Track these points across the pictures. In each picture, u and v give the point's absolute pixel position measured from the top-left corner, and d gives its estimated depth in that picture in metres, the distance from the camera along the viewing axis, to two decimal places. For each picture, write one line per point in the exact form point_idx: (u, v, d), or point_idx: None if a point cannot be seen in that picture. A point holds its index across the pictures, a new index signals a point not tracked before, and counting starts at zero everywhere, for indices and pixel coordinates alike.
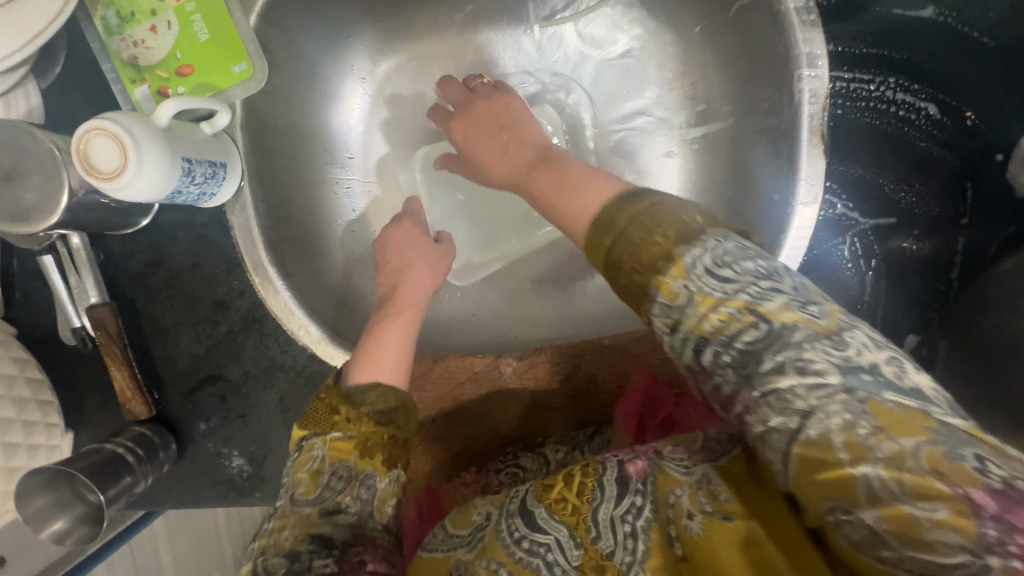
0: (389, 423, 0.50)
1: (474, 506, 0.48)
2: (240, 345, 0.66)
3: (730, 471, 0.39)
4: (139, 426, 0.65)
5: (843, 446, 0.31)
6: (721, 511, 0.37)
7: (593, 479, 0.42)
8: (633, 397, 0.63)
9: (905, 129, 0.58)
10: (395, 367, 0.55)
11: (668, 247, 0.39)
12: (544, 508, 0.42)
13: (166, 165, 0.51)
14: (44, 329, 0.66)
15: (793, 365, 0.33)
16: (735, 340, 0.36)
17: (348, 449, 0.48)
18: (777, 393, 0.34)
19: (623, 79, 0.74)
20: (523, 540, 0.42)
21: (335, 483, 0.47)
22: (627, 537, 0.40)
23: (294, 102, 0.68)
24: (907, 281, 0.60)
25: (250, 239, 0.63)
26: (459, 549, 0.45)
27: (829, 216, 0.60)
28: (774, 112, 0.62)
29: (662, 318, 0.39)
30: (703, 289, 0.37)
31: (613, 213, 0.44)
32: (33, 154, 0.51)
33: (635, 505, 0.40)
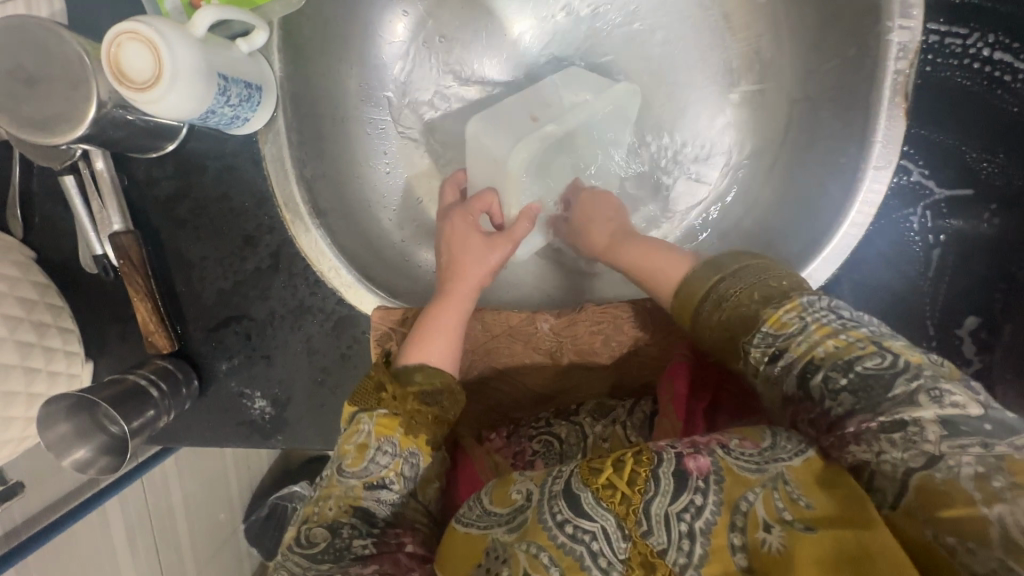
0: (435, 406, 0.53)
1: (511, 483, 0.46)
2: (267, 284, 0.63)
3: (804, 475, 0.40)
4: (162, 359, 0.63)
5: (974, 486, 0.34)
6: (800, 521, 0.37)
7: (647, 469, 0.41)
8: (678, 375, 0.57)
9: (995, 92, 0.53)
10: (448, 343, 0.57)
11: (782, 290, 0.48)
12: (592, 493, 0.40)
13: (203, 87, 0.48)
14: (63, 253, 0.64)
15: (924, 393, 0.38)
16: (856, 365, 0.41)
17: (392, 426, 0.51)
18: (906, 427, 0.37)
19: (683, 26, 0.69)
20: (566, 526, 0.39)
21: (381, 459, 0.50)
22: (683, 537, 0.38)
23: (339, 32, 0.64)
24: (975, 260, 0.57)
25: (282, 173, 0.61)
26: (496, 529, 0.43)
27: (900, 184, 0.57)
28: (851, 67, 0.57)
29: (766, 347, 0.45)
30: (819, 320, 0.44)
31: (715, 260, 0.54)
32: (59, 58, 0.47)
33: (693, 503, 0.39)
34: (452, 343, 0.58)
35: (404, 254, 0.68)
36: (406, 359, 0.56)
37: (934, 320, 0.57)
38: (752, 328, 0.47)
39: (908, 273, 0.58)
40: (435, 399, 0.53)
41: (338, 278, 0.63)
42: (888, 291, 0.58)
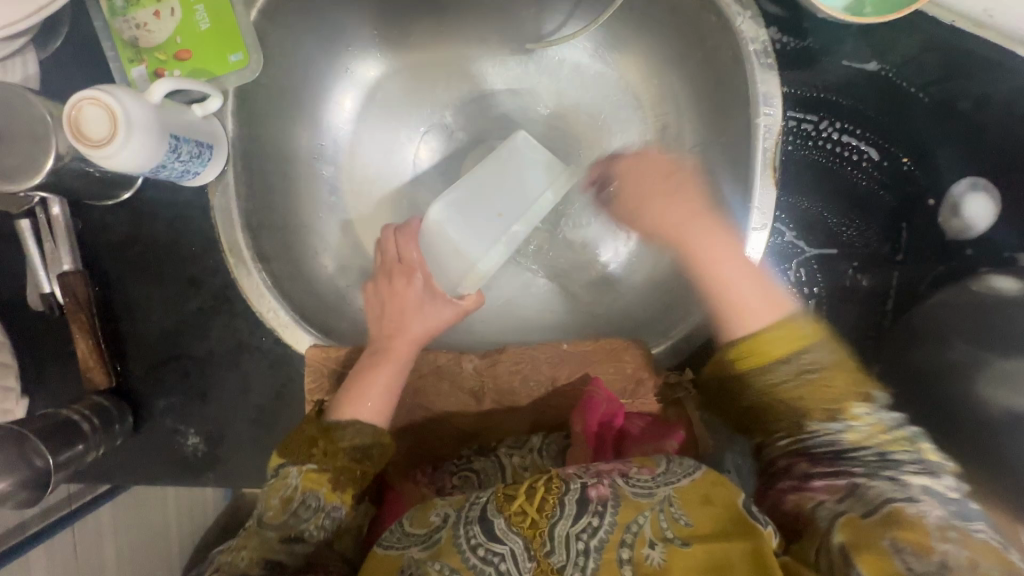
0: (364, 460, 0.58)
1: (432, 507, 0.51)
2: (209, 324, 0.67)
3: (688, 495, 0.47)
4: (98, 395, 0.66)
5: (936, 527, 0.44)
6: (680, 537, 0.45)
7: (555, 496, 0.47)
8: (592, 408, 0.63)
9: (846, 168, 0.63)
10: (381, 400, 0.61)
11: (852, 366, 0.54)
12: (503, 520, 0.47)
13: (158, 154, 0.54)
14: (8, 293, 0.67)
15: (924, 468, 0.48)
16: (892, 457, 0.49)
17: (319, 482, 0.55)
18: (860, 495, 0.48)
19: (600, 105, 0.79)
20: (479, 549, 0.46)
21: (304, 513, 0.54)
22: (579, 553, 0.45)
23: (292, 98, 0.71)
24: (844, 310, 0.64)
25: (229, 222, 0.65)
26: (413, 547, 0.48)
27: (777, 244, 0.65)
28: (735, 146, 0.67)
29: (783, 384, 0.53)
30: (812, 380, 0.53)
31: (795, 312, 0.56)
32: (25, 116, 0.52)
33: (591, 525, 0.46)
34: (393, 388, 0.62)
35: (345, 298, 0.73)
36: (339, 414, 0.60)
37: None
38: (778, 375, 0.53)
39: None
40: (367, 453, 0.58)
41: (273, 316, 0.66)
42: None
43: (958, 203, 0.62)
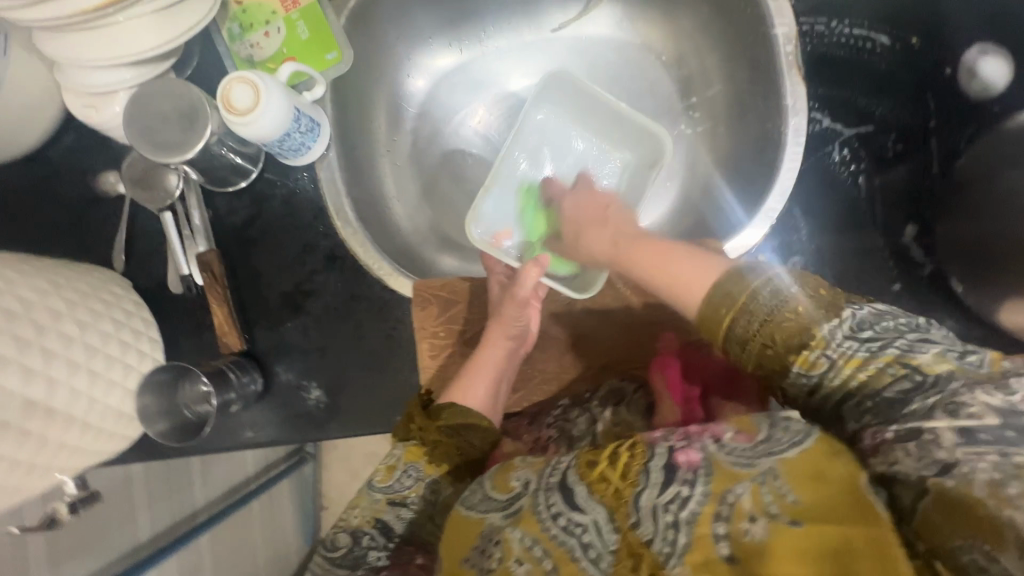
0: (457, 439, 0.65)
1: (512, 473, 0.56)
2: (323, 284, 0.76)
3: (799, 468, 0.41)
4: (234, 357, 0.74)
5: (988, 492, 0.35)
6: (788, 515, 0.40)
7: (639, 462, 0.47)
8: (668, 365, 0.69)
9: (865, 56, 0.71)
10: (483, 385, 0.68)
11: (828, 297, 0.47)
12: (585, 488, 0.48)
13: (281, 114, 0.65)
14: (151, 283, 0.77)
15: (944, 407, 0.39)
16: (884, 391, 0.42)
17: (417, 455, 0.69)
18: (920, 434, 0.39)
19: (628, 64, 0.90)
20: (560, 518, 0.48)
21: (405, 480, 0.69)
22: (669, 528, 0.43)
23: (374, 90, 0.85)
24: (893, 179, 0.71)
25: (336, 191, 0.76)
26: (494, 513, 0.53)
27: (816, 130, 0.72)
28: (757, 59, 0.76)
29: (801, 383, 0.46)
30: (846, 353, 0.44)
31: (721, 284, 0.49)
32: (182, 98, 0.64)
33: (680, 495, 0.44)
34: (489, 387, 0.68)
35: (431, 261, 0.86)
36: (444, 397, 0.67)
37: (879, 232, 0.71)
38: (785, 358, 0.46)
39: (846, 196, 0.72)
40: (462, 433, 0.65)
41: (379, 266, 0.75)
42: (834, 213, 0.72)
43: (972, 66, 0.69)
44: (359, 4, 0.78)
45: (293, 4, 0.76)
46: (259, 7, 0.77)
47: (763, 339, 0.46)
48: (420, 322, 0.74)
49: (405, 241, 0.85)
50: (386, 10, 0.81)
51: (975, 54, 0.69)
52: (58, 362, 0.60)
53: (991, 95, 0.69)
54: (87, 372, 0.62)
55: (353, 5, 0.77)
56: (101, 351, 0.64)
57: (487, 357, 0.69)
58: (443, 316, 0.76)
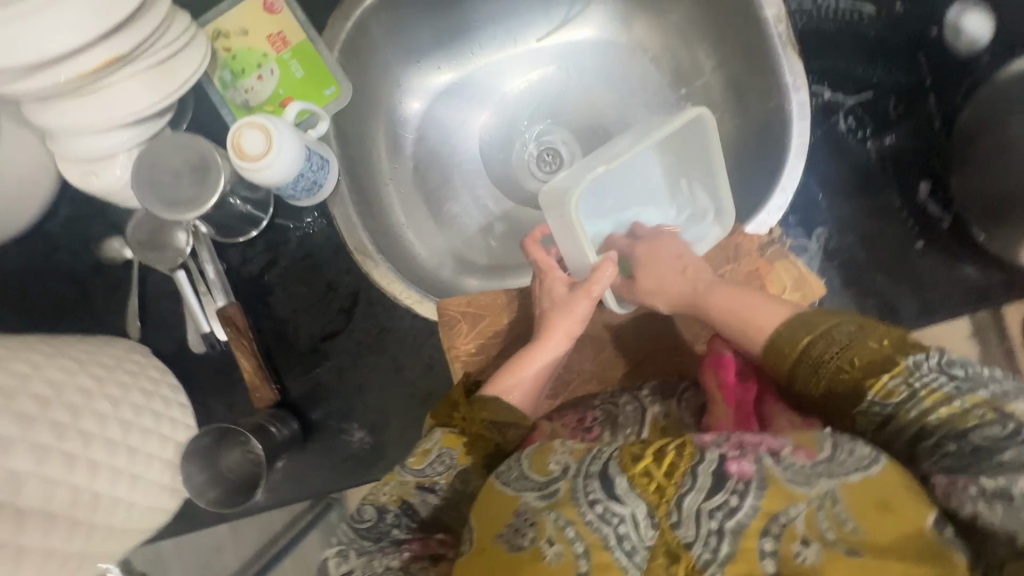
0: (500, 435, 0.56)
1: (550, 455, 0.49)
2: (351, 322, 0.74)
3: (861, 497, 0.39)
4: (269, 410, 0.71)
5: None
6: (846, 544, 0.38)
7: (688, 463, 0.43)
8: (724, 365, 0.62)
9: (853, 26, 0.73)
10: (526, 380, 0.62)
11: (890, 350, 0.45)
12: (626, 480, 0.44)
13: (295, 155, 0.64)
14: (172, 345, 0.74)
15: None
16: (970, 434, 0.39)
17: (455, 442, 0.56)
18: (1011, 495, 0.35)
19: (616, 64, 0.91)
20: (596, 506, 0.44)
21: (439, 466, 0.54)
22: (710, 534, 0.41)
23: (375, 118, 0.84)
24: (901, 140, 0.73)
25: (350, 224, 0.74)
26: (529, 493, 0.47)
27: (819, 103, 0.74)
28: (748, 42, 0.77)
29: (874, 413, 0.44)
30: (929, 384, 0.41)
31: (801, 317, 0.50)
32: (187, 150, 0.62)
33: (728, 504, 0.41)
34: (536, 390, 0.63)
35: (452, 283, 0.84)
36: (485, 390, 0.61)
37: (896, 193, 0.73)
38: (859, 397, 0.44)
39: (857, 162, 0.73)
40: (500, 431, 0.56)
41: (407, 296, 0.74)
42: (847, 180, 0.73)
43: (957, 23, 0.71)
44: (349, 36, 0.76)
45: (283, 44, 0.76)
46: (249, 52, 0.76)
47: (840, 363, 0.46)
48: (451, 342, 0.71)
49: (424, 266, 0.84)
50: (377, 38, 0.80)
51: (958, 12, 0.71)
52: (94, 443, 0.56)
53: (978, 49, 0.71)
54: (125, 450, 0.59)
55: (344, 38, 0.76)
56: (135, 425, 0.61)
57: (541, 351, 0.64)
58: (475, 332, 0.72)
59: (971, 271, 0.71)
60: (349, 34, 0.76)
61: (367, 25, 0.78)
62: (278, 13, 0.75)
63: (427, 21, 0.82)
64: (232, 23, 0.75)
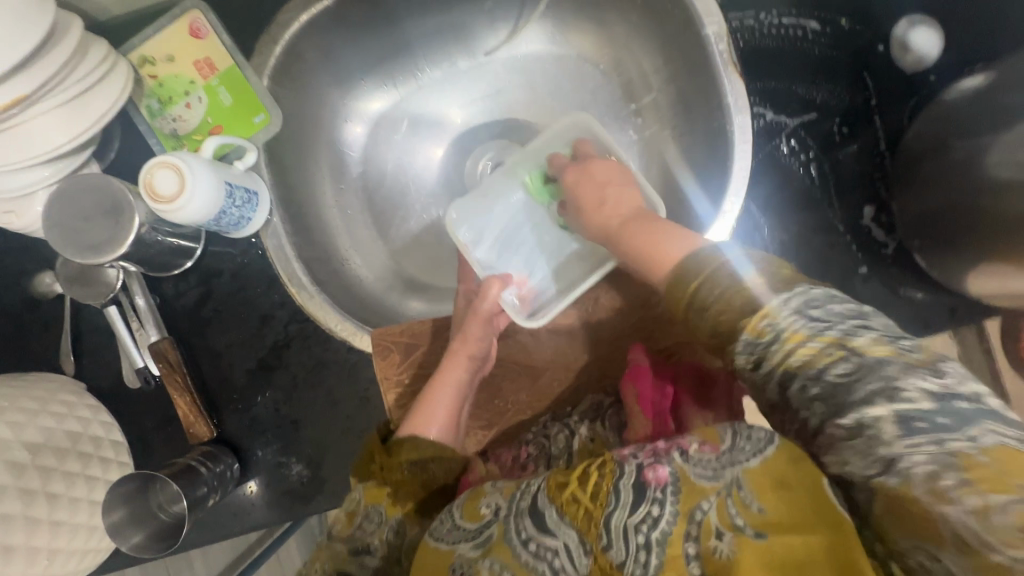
0: (423, 473, 0.57)
1: (482, 498, 0.52)
2: (288, 354, 0.73)
3: (759, 475, 0.40)
4: (204, 446, 0.71)
5: (927, 487, 0.33)
6: (753, 527, 0.39)
7: (609, 482, 0.44)
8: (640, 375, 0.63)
9: (797, 43, 0.70)
10: (438, 415, 0.62)
11: (753, 293, 0.42)
12: (555, 509, 0.46)
13: (213, 192, 0.62)
14: (106, 381, 0.73)
15: (884, 394, 0.35)
16: (824, 373, 0.37)
17: (380, 495, 0.55)
18: (865, 430, 0.36)
19: (564, 79, 0.89)
20: (530, 543, 0.46)
21: (367, 526, 0.54)
22: (640, 549, 0.41)
23: (313, 142, 0.82)
24: (845, 162, 0.71)
25: (284, 256, 0.73)
26: (464, 544, 0.49)
27: (761, 125, 0.72)
28: (692, 60, 0.75)
29: (746, 356, 0.41)
30: (791, 326, 0.39)
31: (693, 259, 0.47)
32: (98, 191, 0.61)
33: (651, 514, 0.42)
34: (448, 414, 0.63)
35: (396, 308, 0.83)
36: (401, 432, 0.60)
37: (839, 218, 0.71)
38: (731, 338, 0.42)
39: (801, 186, 0.71)
40: (422, 466, 0.57)
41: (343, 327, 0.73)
42: (790, 204, 0.72)
43: (904, 39, 0.68)
44: (280, 61, 0.74)
45: (211, 70, 0.74)
46: (175, 78, 0.74)
47: (713, 321, 0.43)
48: (383, 373, 0.72)
49: (368, 292, 0.83)
50: (310, 60, 0.77)
51: (905, 27, 0.68)
52: (11, 494, 0.58)
53: (925, 66, 0.68)
54: (46, 497, 0.60)
55: (275, 63, 0.74)
56: (59, 470, 0.62)
57: (447, 377, 0.66)
58: (404, 361, 0.72)
59: (915, 296, 0.70)
60: (279, 58, 0.74)
61: (298, 48, 0.75)
62: (204, 38, 0.73)
63: (362, 41, 0.80)
64: (157, 49, 0.73)
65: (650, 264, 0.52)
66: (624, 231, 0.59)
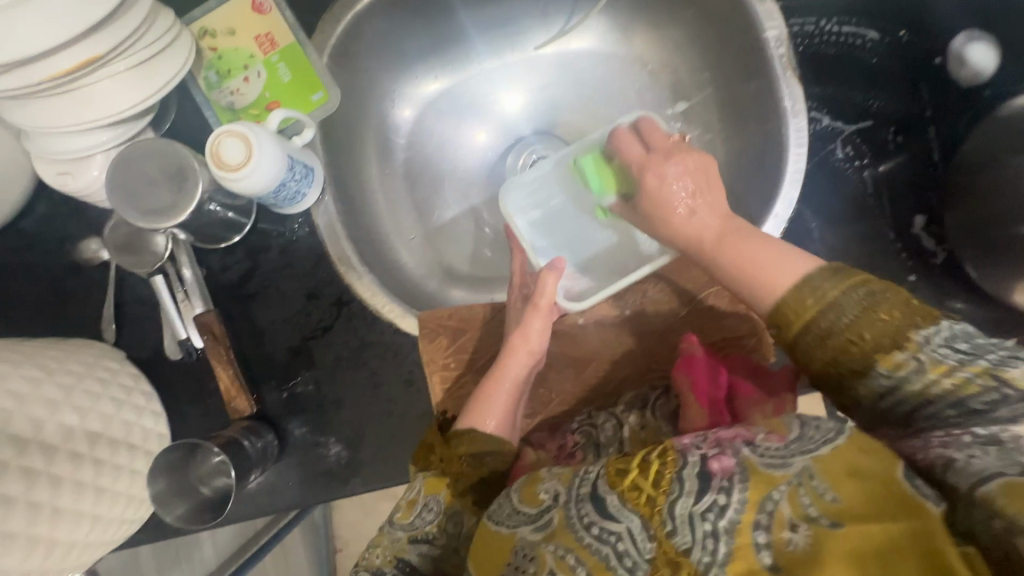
0: (484, 463, 0.59)
1: (540, 484, 0.51)
2: (332, 333, 0.73)
3: (831, 466, 0.39)
4: (244, 421, 0.70)
5: None
6: (828, 517, 0.38)
7: (672, 470, 0.42)
8: (692, 366, 0.62)
9: (857, 52, 0.71)
10: (499, 409, 0.64)
11: (895, 325, 0.46)
12: (616, 496, 0.44)
13: (279, 162, 0.62)
14: (146, 351, 0.72)
15: (1016, 415, 0.40)
16: (968, 402, 0.42)
17: (438, 486, 0.58)
18: (1002, 443, 0.39)
19: (615, 76, 0.89)
20: (592, 528, 0.44)
21: (426, 515, 0.57)
22: (706, 536, 0.40)
23: (363, 123, 0.82)
24: (898, 170, 0.72)
25: (335, 234, 0.73)
26: (524, 527, 0.48)
27: (817, 129, 0.73)
28: (748, 64, 0.76)
29: (876, 384, 0.46)
30: (937, 358, 0.44)
31: (810, 282, 0.50)
32: (167, 156, 0.62)
33: (718, 503, 0.40)
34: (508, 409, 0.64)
35: (437, 294, 0.83)
36: (460, 424, 0.63)
37: (891, 226, 0.71)
38: (864, 371, 0.46)
39: (853, 191, 0.72)
40: (482, 459, 0.59)
41: (389, 309, 0.73)
42: (841, 210, 0.72)
43: (960, 54, 0.69)
44: (340, 40, 0.75)
45: (271, 46, 0.74)
46: (235, 52, 0.74)
47: (836, 348, 0.47)
48: (431, 355, 0.72)
49: (410, 277, 0.82)
50: (368, 42, 0.78)
51: (963, 41, 0.69)
52: (59, 456, 0.57)
53: (980, 82, 0.69)
54: (91, 462, 0.59)
55: (334, 42, 0.74)
56: (104, 436, 0.61)
57: (506, 372, 0.66)
58: (452, 349, 0.73)
59: (963, 307, 0.70)
60: (339, 38, 0.74)
61: (357, 29, 0.75)
62: (266, 13, 0.73)
63: (419, 26, 0.80)
64: (219, 22, 0.73)
65: (754, 290, 0.54)
66: (721, 251, 0.58)
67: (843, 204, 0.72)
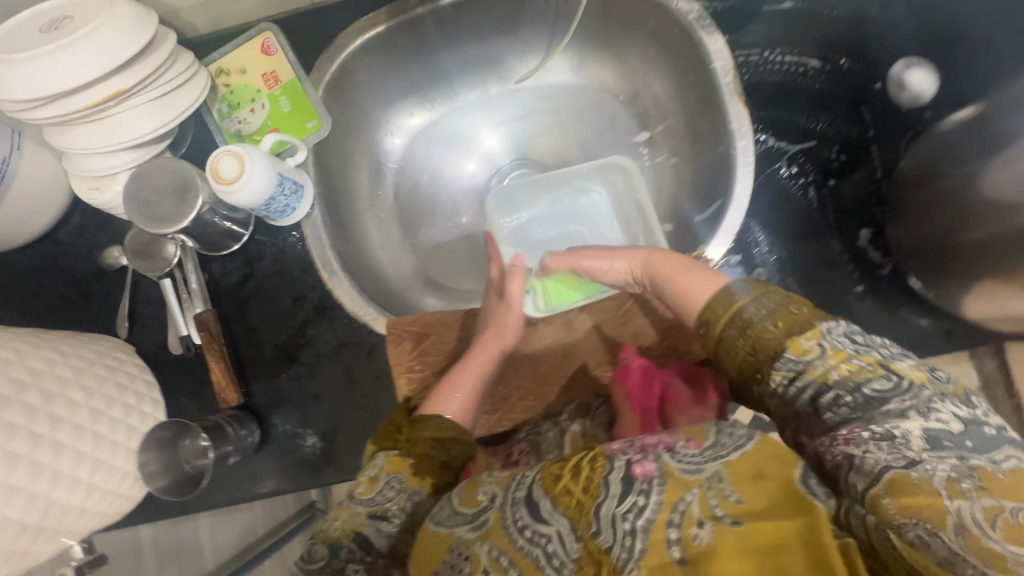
0: (445, 452, 0.62)
1: (478, 485, 0.52)
2: (314, 332, 0.80)
3: (740, 470, 0.42)
4: (231, 411, 0.77)
5: (944, 484, 0.38)
6: (731, 515, 0.40)
7: (600, 476, 0.45)
8: (628, 375, 0.69)
9: (799, 80, 0.77)
10: (459, 402, 0.68)
11: (805, 317, 0.48)
12: (549, 501, 0.46)
13: (269, 178, 0.71)
14: (153, 346, 0.81)
15: (917, 410, 0.41)
16: (865, 387, 0.43)
17: (401, 466, 0.61)
18: (893, 437, 0.41)
19: (586, 105, 0.97)
20: (525, 530, 0.46)
21: (388, 492, 0.59)
22: (626, 535, 0.42)
23: (354, 147, 0.91)
24: (842, 187, 0.75)
25: (321, 245, 0.80)
26: (461, 527, 0.50)
27: (764, 150, 0.78)
28: (699, 92, 0.82)
29: (786, 370, 0.47)
30: (836, 346, 0.46)
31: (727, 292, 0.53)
32: (170, 172, 0.73)
33: (636, 505, 0.42)
34: (468, 400, 0.69)
35: (416, 301, 0.90)
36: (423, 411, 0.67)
37: (837, 239, 0.75)
38: (773, 355, 0.48)
39: (800, 207, 0.76)
40: (446, 447, 0.63)
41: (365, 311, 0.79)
42: (790, 224, 0.76)
43: (899, 78, 0.74)
44: (334, 77, 0.85)
45: (275, 81, 0.85)
46: (245, 87, 0.86)
47: (751, 341, 0.49)
48: (397, 358, 0.78)
49: (392, 286, 0.89)
50: (359, 78, 0.88)
51: (902, 67, 0.74)
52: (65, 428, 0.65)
53: (921, 103, 0.73)
54: (93, 436, 0.67)
55: (329, 77, 0.84)
56: (106, 414, 0.69)
57: (470, 371, 0.71)
58: (417, 351, 0.79)
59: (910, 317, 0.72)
60: (333, 74, 0.84)
61: (348, 67, 0.85)
62: (273, 54, 0.85)
63: (406, 64, 0.90)
64: (232, 62, 0.85)
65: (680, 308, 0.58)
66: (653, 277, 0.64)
67: (791, 219, 0.76)
